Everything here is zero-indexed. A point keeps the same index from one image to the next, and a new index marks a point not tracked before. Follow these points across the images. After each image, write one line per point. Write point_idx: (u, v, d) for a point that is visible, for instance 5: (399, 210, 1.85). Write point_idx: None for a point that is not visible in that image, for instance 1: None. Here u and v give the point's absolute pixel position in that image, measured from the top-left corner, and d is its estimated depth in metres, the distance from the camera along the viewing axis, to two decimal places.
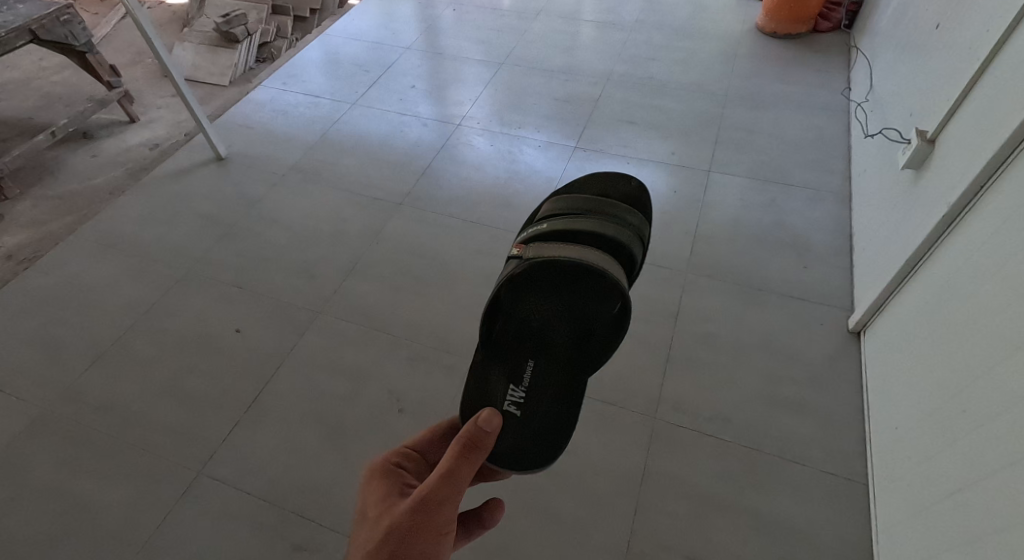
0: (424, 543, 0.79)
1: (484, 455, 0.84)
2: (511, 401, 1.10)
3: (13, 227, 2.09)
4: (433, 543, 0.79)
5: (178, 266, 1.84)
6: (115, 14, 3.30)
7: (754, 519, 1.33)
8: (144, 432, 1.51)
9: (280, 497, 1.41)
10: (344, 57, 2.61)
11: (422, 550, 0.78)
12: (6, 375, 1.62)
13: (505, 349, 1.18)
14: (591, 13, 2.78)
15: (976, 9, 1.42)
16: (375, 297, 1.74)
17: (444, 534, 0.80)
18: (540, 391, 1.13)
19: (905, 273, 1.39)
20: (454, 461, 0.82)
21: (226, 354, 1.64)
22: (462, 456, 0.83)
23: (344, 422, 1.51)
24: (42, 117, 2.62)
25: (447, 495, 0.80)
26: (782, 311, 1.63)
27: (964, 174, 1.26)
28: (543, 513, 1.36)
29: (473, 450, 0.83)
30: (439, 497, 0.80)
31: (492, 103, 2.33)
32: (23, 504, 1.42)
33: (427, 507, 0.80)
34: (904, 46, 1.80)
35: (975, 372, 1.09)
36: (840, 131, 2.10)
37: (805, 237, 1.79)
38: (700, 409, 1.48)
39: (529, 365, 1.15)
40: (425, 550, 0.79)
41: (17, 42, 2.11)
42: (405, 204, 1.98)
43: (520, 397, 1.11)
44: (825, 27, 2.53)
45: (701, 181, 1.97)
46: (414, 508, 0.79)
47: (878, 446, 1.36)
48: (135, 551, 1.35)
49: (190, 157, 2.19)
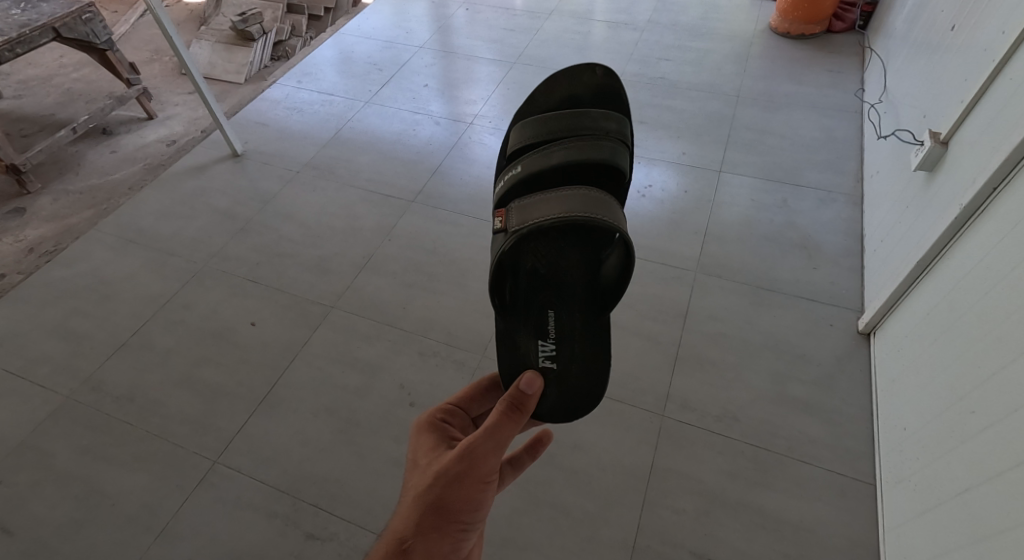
0: (469, 489, 0.85)
1: (526, 416, 0.93)
2: (545, 356, 1.20)
3: (36, 220, 2.13)
4: (478, 490, 0.86)
5: (195, 260, 1.88)
6: (133, 12, 3.34)
7: (761, 516, 1.34)
8: (162, 421, 1.55)
9: (293, 487, 1.44)
10: (357, 56, 2.64)
11: (467, 494, 0.85)
12: (29, 363, 1.66)
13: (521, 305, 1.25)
14: (603, 13, 2.79)
15: (992, 11, 1.41)
16: (388, 293, 1.76)
17: (488, 482, 0.87)
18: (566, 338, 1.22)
19: (917, 275, 1.39)
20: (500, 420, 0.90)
21: (241, 347, 1.67)
22: (505, 413, 0.91)
23: (356, 415, 1.53)
24: (63, 113, 2.67)
25: (491, 449, 0.87)
26: (791, 312, 1.64)
27: (977, 175, 1.27)
28: (552, 507, 1.38)
29: (514, 411, 0.91)
30: (484, 448, 0.87)
31: (504, 102, 2.35)
32: (45, 489, 1.45)
33: (473, 456, 0.86)
34: (918, 47, 1.80)
35: (985, 372, 1.09)
36: (853, 133, 2.10)
37: (815, 238, 1.79)
38: (708, 407, 1.49)
39: (551, 316, 1.24)
40: (472, 495, 0.86)
41: (40, 40, 2.15)
42: (417, 201, 2.00)
43: (550, 348, 1.21)
44: (839, 28, 2.52)
45: (712, 180, 1.98)
46: (460, 457, 0.86)
47: (886, 446, 1.36)
48: (153, 537, 1.38)
49: (207, 153, 2.23)
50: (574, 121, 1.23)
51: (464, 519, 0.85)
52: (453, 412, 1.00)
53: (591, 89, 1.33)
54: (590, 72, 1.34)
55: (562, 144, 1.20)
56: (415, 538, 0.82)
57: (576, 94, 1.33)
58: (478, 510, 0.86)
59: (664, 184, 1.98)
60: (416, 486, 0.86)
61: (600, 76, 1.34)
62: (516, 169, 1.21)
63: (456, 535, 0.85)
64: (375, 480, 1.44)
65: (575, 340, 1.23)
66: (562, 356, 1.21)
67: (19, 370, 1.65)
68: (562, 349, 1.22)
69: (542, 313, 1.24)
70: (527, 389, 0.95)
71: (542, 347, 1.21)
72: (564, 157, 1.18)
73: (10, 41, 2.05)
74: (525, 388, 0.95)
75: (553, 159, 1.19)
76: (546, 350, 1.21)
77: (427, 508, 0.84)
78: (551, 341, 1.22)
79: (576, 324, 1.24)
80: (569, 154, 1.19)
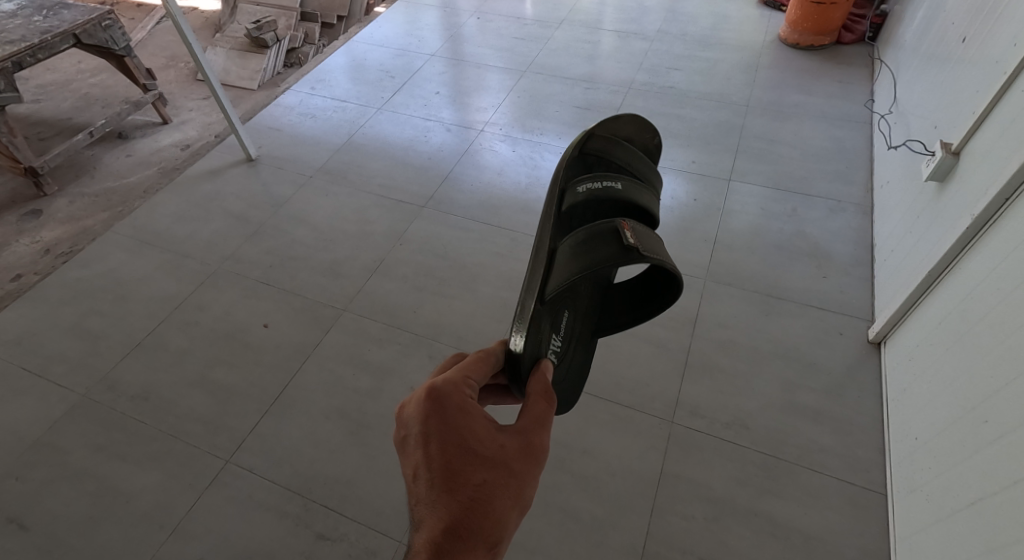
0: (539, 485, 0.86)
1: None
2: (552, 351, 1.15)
3: (52, 222, 2.17)
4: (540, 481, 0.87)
5: (210, 262, 1.90)
6: (150, 19, 3.41)
7: (771, 524, 1.35)
8: (176, 420, 1.56)
9: (304, 487, 1.45)
10: (370, 63, 2.67)
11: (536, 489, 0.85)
12: (46, 362, 1.69)
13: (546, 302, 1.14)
14: (613, 23, 2.82)
15: (1004, 23, 1.42)
16: (398, 296, 1.78)
17: None
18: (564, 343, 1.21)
19: (928, 284, 1.39)
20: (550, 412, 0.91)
21: (253, 349, 1.69)
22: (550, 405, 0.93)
23: (367, 417, 1.55)
24: (80, 118, 2.72)
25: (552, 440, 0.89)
26: (801, 320, 1.65)
27: (987, 188, 1.28)
28: (561, 512, 1.38)
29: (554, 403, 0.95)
30: (544, 440, 0.87)
31: (514, 109, 2.37)
32: (61, 486, 1.47)
33: (540, 449, 0.86)
34: (929, 58, 1.81)
35: (996, 383, 1.10)
36: (862, 143, 2.11)
37: (824, 247, 1.80)
38: (717, 414, 1.50)
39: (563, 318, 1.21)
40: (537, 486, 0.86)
41: (61, 46, 2.19)
42: (428, 206, 2.02)
43: (558, 347, 1.18)
44: (848, 39, 2.54)
45: (721, 189, 2.00)
46: (535, 450, 0.85)
47: (897, 457, 1.37)
48: (165, 535, 1.40)
49: (222, 157, 2.26)
50: (651, 171, 1.30)
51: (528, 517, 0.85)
52: (474, 385, 0.89)
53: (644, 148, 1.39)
54: (651, 135, 1.38)
55: (648, 189, 1.23)
56: (504, 541, 0.79)
57: (631, 141, 1.37)
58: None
59: (673, 192, 1.99)
60: (492, 481, 0.80)
61: (654, 145, 1.40)
62: (614, 183, 1.18)
63: None
64: (386, 482, 1.45)
65: (573, 346, 1.24)
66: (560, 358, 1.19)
67: (36, 368, 1.67)
68: (563, 350, 1.21)
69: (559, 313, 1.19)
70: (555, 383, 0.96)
71: (553, 342, 1.16)
72: (649, 203, 1.21)
73: (32, 47, 2.10)
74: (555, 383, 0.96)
75: (643, 200, 1.20)
76: (554, 344, 1.17)
77: (513, 507, 0.81)
78: (560, 338, 1.19)
79: (574, 335, 1.25)
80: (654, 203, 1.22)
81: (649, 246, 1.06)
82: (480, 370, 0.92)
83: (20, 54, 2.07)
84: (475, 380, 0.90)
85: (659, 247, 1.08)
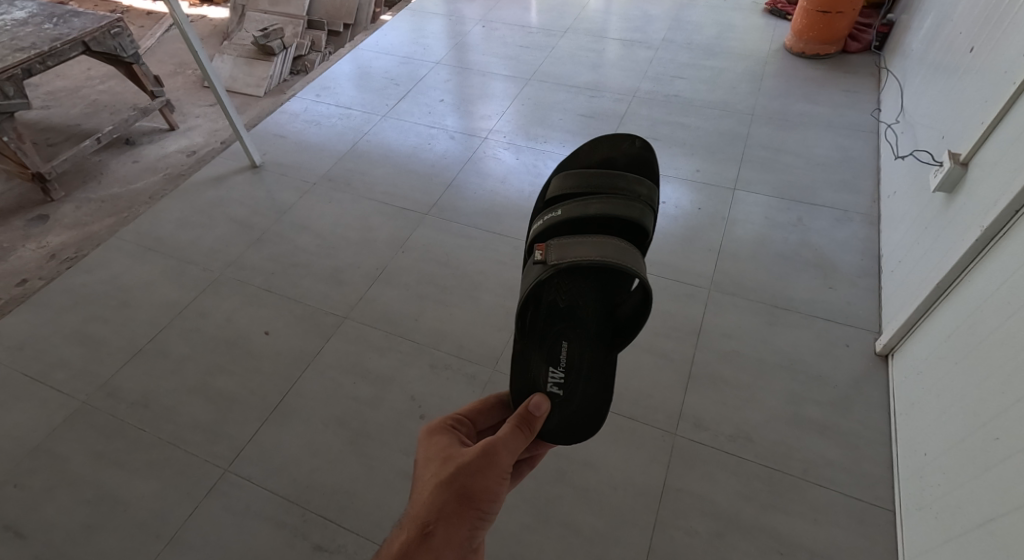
0: (489, 480, 0.89)
1: (534, 433, 0.99)
2: (553, 383, 1.20)
3: (58, 227, 2.17)
4: (497, 483, 0.90)
5: (212, 268, 1.90)
6: (159, 27, 3.43)
7: (776, 540, 1.32)
8: (175, 428, 1.56)
9: (303, 497, 1.44)
10: (375, 71, 2.68)
11: (484, 484, 0.88)
12: (47, 368, 1.69)
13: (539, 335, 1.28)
14: (618, 31, 2.82)
15: (1014, 32, 1.41)
16: (399, 304, 1.77)
17: (505, 478, 0.91)
18: (578, 367, 1.24)
19: (937, 296, 1.37)
20: (512, 426, 0.96)
21: (254, 356, 1.68)
22: (521, 424, 0.97)
23: (367, 426, 1.54)
24: (88, 124, 2.74)
25: (508, 445, 0.93)
26: (806, 331, 1.63)
27: (997, 198, 1.25)
28: (562, 525, 1.36)
29: (528, 425, 0.98)
30: (500, 445, 0.92)
31: (519, 117, 2.37)
32: (59, 493, 1.47)
33: (491, 451, 0.90)
34: (937, 67, 1.80)
35: (1008, 399, 1.07)
36: (869, 152, 2.09)
37: (830, 257, 1.78)
38: (721, 427, 1.48)
39: (563, 347, 1.26)
40: (491, 487, 0.89)
41: (70, 53, 2.21)
42: (431, 214, 2.01)
43: (560, 378, 1.21)
44: (854, 48, 2.52)
45: (725, 199, 1.98)
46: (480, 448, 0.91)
47: (905, 473, 1.34)
48: (162, 544, 1.39)
49: (226, 164, 2.26)
50: (610, 178, 1.30)
51: (482, 513, 0.87)
52: (460, 420, 1.01)
53: (629, 157, 1.38)
54: (626, 144, 1.39)
55: (598, 197, 1.28)
56: (437, 524, 0.84)
57: (612, 159, 1.38)
58: (496, 502, 0.89)
59: (677, 201, 1.98)
60: (435, 475, 0.88)
61: (638, 147, 1.40)
62: (557, 212, 1.28)
63: (476, 521, 0.87)
64: (385, 492, 1.44)
65: (585, 375, 1.24)
66: (570, 388, 1.21)
67: (37, 374, 1.67)
68: (570, 380, 1.22)
69: (555, 344, 1.26)
70: (537, 409, 1.01)
71: (552, 374, 1.21)
72: (601, 211, 1.26)
73: (41, 54, 2.11)
74: (535, 408, 1.01)
75: (589, 211, 1.26)
76: (554, 378, 1.21)
77: (450, 495, 0.86)
78: (561, 370, 1.22)
79: (585, 360, 1.25)
80: (609, 206, 1.26)
81: (559, 253, 1.20)
82: (475, 412, 1.05)
83: (29, 61, 2.08)
84: (466, 418, 1.03)
85: (577, 251, 1.19)
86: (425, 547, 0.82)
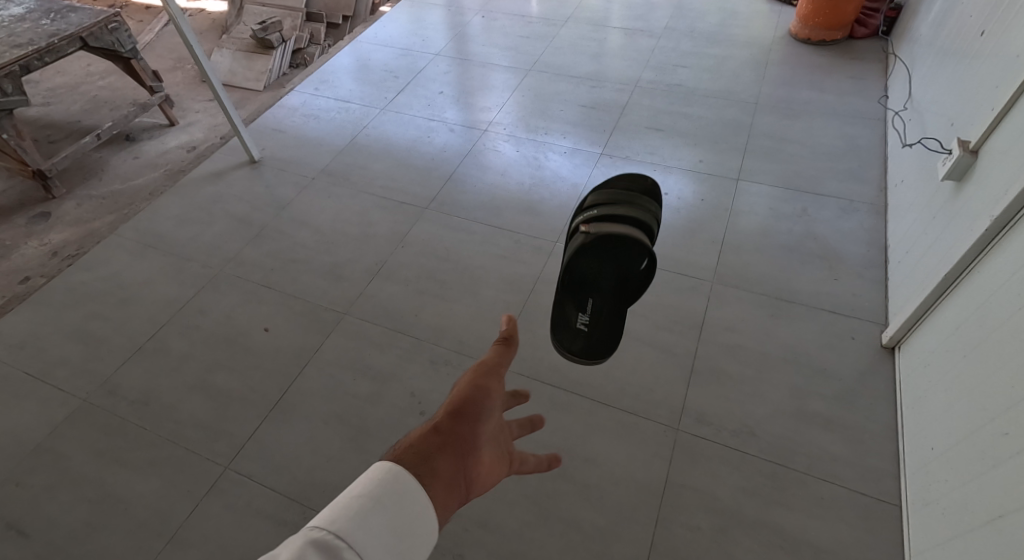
0: (486, 381, 0.88)
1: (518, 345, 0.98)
2: (581, 321, 1.44)
3: (60, 224, 2.17)
4: (490, 383, 0.88)
5: (212, 265, 1.89)
6: (158, 21, 3.41)
7: (780, 536, 1.30)
8: (175, 425, 1.55)
9: (303, 494, 1.43)
10: (374, 63, 2.65)
11: (480, 386, 0.87)
12: (47, 366, 1.68)
13: (574, 292, 1.45)
14: (620, 20, 2.78)
15: None
16: (399, 300, 1.75)
17: (500, 375, 0.91)
18: (603, 318, 1.43)
19: (944, 288, 1.34)
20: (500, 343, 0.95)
21: (254, 353, 1.67)
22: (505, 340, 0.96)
23: (367, 423, 1.53)
24: (89, 121, 2.73)
25: (496, 358, 0.92)
26: (811, 324, 1.60)
27: (1007, 187, 1.22)
28: (563, 522, 1.35)
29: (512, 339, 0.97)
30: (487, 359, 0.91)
31: (519, 109, 2.34)
32: (60, 491, 1.47)
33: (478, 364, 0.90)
34: (945, 52, 1.75)
35: (1016, 394, 1.05)
36: (876, 140, 2.05)
37: (836, 248, 1.75)
38: (724, 421, 1.46)
39: (591, 301, 1.45)
40: (485, 385, 0.87)
41: (68, 49, 2.19)
42: (430, 208, 1.99)
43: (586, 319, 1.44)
44: (861, 34, 2.48)
45: (729, 189, 1.95)
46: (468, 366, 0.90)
47: (911, 468, 1.32)
48: (163, 542, 1.39)
49: (225, 159, 2.25)
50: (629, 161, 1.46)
51: (486, 401, 0.86)
52: None
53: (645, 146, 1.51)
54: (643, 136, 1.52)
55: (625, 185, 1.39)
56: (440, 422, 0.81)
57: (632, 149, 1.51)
58: (494, 404, 0.87)
59: (680, 192, 1.96)
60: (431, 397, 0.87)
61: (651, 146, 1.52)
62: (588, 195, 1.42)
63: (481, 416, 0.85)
64: None
65: (608, 322, 1.43)
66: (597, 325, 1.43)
67: (38, 372, 1.67)
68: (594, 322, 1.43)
69: (585, 297, 1.45)
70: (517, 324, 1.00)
71: (579, 316, 1.44)
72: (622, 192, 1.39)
73: (39, 51, 2.10)
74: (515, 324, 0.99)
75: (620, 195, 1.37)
76: (581, 318, 1.44)
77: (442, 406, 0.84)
78: (587, 314, 1.43)
79: (610, 312, 1.44)
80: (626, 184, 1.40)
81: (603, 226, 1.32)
82: None
83: (27, 58, 2.07)
84: None
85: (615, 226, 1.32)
86: (438, 435, 0.79)
